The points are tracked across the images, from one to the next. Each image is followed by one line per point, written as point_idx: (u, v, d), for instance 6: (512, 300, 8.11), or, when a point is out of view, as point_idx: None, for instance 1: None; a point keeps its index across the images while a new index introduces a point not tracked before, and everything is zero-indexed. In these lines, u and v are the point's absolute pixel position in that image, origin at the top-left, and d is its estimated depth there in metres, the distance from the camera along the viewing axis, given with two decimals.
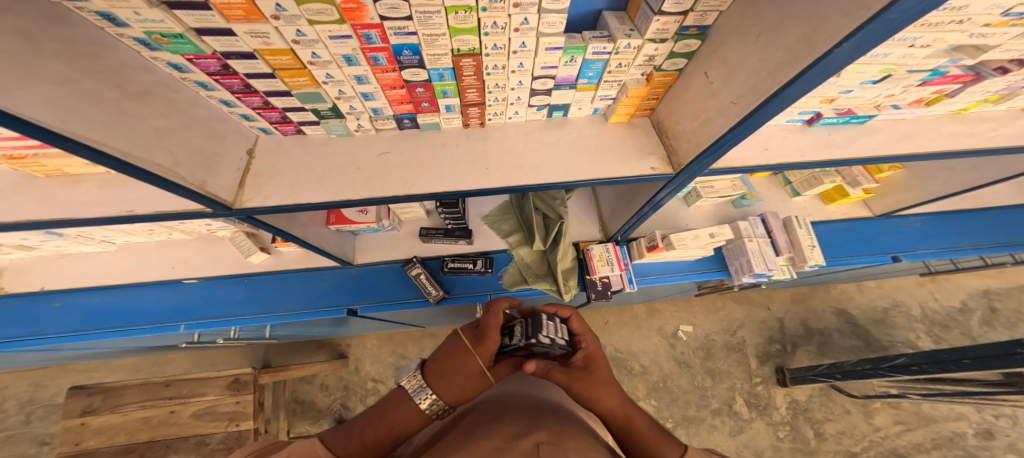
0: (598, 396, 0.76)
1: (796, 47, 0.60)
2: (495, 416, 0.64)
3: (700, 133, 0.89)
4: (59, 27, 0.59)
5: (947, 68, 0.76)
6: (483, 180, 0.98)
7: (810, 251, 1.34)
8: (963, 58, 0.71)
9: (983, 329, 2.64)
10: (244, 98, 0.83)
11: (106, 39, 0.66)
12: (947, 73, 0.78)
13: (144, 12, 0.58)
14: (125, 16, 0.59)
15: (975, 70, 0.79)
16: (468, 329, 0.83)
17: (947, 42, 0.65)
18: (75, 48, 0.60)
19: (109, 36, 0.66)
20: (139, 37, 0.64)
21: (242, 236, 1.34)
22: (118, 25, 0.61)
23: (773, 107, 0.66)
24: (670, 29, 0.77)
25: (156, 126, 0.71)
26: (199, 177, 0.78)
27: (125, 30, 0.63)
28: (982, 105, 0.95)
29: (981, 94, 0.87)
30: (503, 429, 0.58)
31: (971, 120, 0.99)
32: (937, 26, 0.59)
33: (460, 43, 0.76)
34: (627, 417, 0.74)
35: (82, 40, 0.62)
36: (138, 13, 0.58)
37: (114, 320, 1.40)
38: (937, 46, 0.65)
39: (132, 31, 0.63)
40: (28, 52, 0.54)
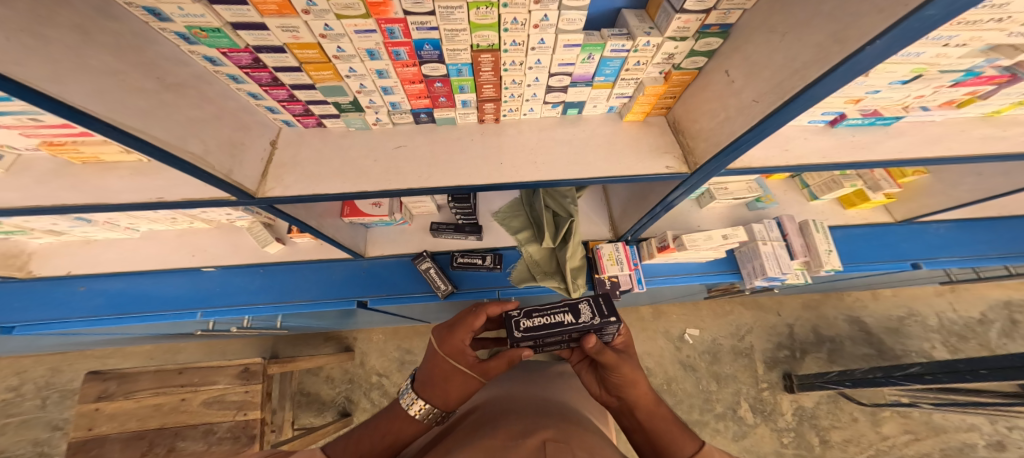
0: (637, 381, 0.73)
1: (825, 45, 0.60)
2: (501, 415, 0.64)
3: (719, 132, 0.88)
4: (106, 19, 0.61)
5: (981, 68, 0.74)
6: (498, 175, 0.99)
7: (826, 255, 1.33)
8: (1000, 58, 0.70)
9: (1002, 340, 2.59)
10: (271, 91, 0.84)
11: (150, 34, 0.67)
12: (981, 74, 0.76)
13: (187, 7, 0.59)
14: (169, 10, 0.60)
15: (1011, 70, 0.77)
16: (441, 327, 0.78)
17: (983, 42, 0.64)
18: (121, 41, 0.62)
19: (154, 30, 0.67)
20: (180, 32, 0.66)
21: (259, 226, 1.36)
22: (162, 19, 0.63)
23: (797, 106, 0.65)
24: (691, 27, 0.76)
25: (190, 116, 0.73)
26: (226, 165, 0.79)
27: (168, 25, 0.64)
28: (1015, 108, 0.93)
29: (1014, 97, 0.86)
30: (509, 428, 0.58)
31: (1004, 122, 0.97)
32: (974, 24, 0.59)
33: (480, 39, 0.76)
34: (654, 410, 0.70)
35: (128, 33, 0.63)
36: (182, 8, 0.60)
37: (132, 307, 1.42)
38: (972, 45, 0.65)
39: (175, 25, 0.64)
40: (79, 43, 0.56)
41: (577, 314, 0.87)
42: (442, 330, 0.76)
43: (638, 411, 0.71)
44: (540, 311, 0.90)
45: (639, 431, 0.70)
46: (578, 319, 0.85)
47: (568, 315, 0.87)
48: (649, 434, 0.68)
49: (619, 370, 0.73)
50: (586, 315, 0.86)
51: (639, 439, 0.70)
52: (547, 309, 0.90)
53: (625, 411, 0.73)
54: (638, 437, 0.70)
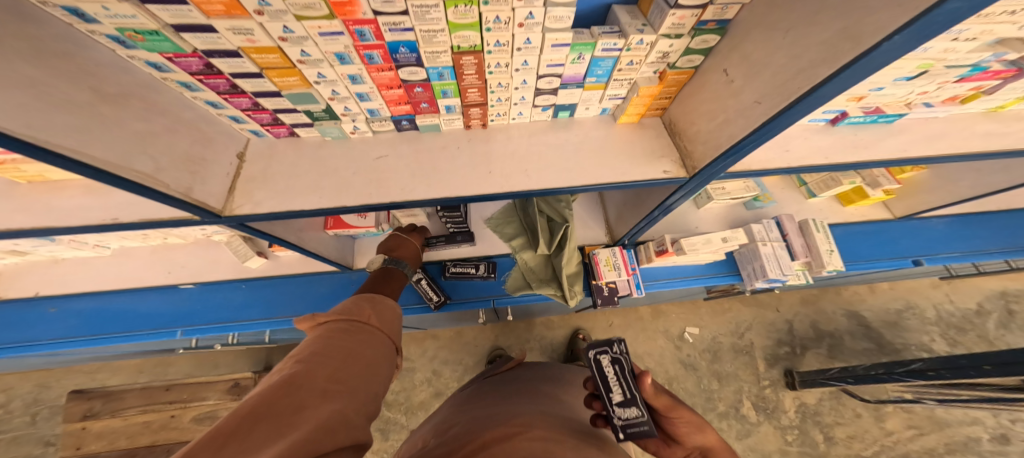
0: (707, 431, 0.77)
1: (834, 42, 0.55)
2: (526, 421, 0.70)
3: (718, 134, 0.83)
4: (26, 23, 0.55)
5: (989, 62, 0.70)
6: (486, 184, 0.94)
7: (828, 256, 1.29)
8: (1009, 52, 0.66)
9: (1000, 331, 2.57)
10: (232, 99, 0.79)
11: (79, 37, 0.61)
12: (988, 68, 0.72)
13: (112, 6, 0.54)
14: (93, 10, 0.55)
15: (1017, 64, 0.73)
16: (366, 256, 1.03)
17: (994, 34, 0.60)
18: (45, 47, 0.56)
19: (82, 33, 0.61)
20: (112, 34, 0.60)
21: (238, 240, 1.30)
22: (88, 20, 0.57)
23: (804, 107, 0.60)
24: (687, 23, 0.72)
25: (135, 129, 0.67)
26: (185, 183, 0.74)
27: (96, 27, 0.59)
28: (1021, 101, 0.89)
29: (1021, 90, 0.81)
30: (542, 434, 0.65)
31: (1007, 117, 0.93)
32: (988, 16, 0.55)
33: (461, 40, 0.71)
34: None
35: (52, 37, 0.58)
36: (107, 8, 0.54)
37: (109, 326, 1.37)
38: (984, 38, 0.61)
39: (104, 27, 0.59)
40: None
41: (625, 405, 0.80)
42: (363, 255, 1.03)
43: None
44: (622, 364, 0.84)
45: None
46: (617, 409, 0.80)
47: (617, 396, 0.81)
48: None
49: (685, 420, 0.78)
50: (624, 418, 0.78)
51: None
52: (627, 372, 0.83)
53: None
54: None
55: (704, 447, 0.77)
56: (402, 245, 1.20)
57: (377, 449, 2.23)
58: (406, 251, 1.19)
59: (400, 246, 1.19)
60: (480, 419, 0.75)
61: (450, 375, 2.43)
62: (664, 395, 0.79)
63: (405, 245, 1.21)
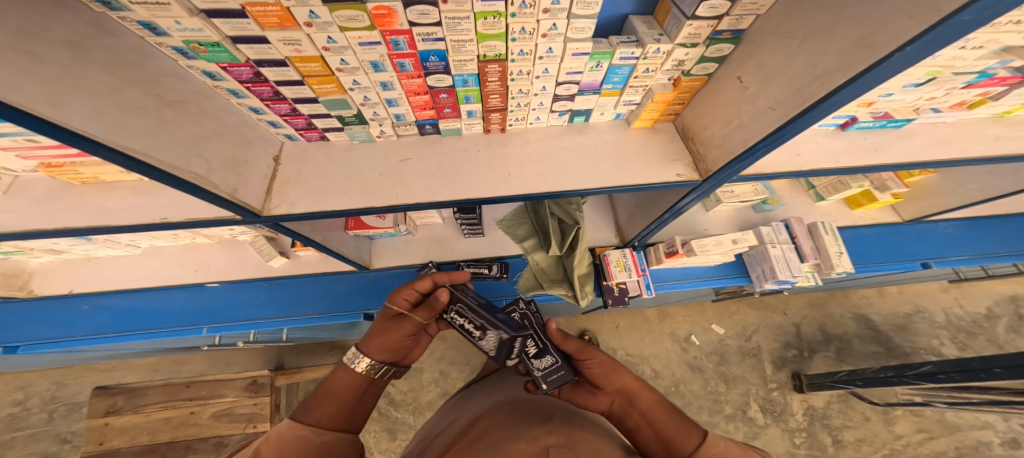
0: (622, 373, 0.78)
1: (849, 51, 0.58)
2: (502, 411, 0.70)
3: (732, 139, 0.87)
4: (103, 35, 0.60)
5: (996, 70, 0.73)
6: (506, 186, 0.98)
7: (837, 258, 1.31)
8: (1014, 59, 0.69)
9: (1010, 336, 2.56)
10: (272, 105, 0.84)
11: (146, 48, 0.66)
12: (994, 75, 0.75)
13: (184, 21, 0.59)
14: (165, 25, 0.59)
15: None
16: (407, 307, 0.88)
17: (1000, 43, 0.63)
18: (118, 58, 0.61)
19: (149, 45, 0.66)
20: (177, 46, 0.65)
21: (262, 240, 1.35)
22: (158, 33, 0.62)
23: (818, 112, 0.63)
24: (703, 33, 0.75)
25: (191, 134, 0.72)
26: (231, 184, 0.78)
27: (164, 39, 0.63)
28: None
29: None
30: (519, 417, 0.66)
31: (1014, 122, 0.95)
32: (994, 27, 0.58)
33: (487, 49, 0.75)
34: (651, 405, 0.73)
35: (125, 48, 0.63)
36: (179, 22, 0.59)
37: (138, 323, 1.43)
38: (989, 47, 0.63)
39: (172, 39, 0.63)
40: (74, 61, 0.55)
41: (539, 357, 0.88)
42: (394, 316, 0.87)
43: (637, 404, 0.74)
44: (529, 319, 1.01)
45: (645, 427, 0.72)
46: (532, 362, 0.88)
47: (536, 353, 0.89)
48: (657, 429, 0.70)
49: (597, 360, 0.80)
50: (538, 369, 0.86)
51: (646, 437, 0.71)
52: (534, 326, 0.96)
53: (626, 410, 0.74)
54: (644, 435, 0.72)
55: (624, 390, 0.76)
56: (393, 325, 0.86)
57: (385, 449, 2.26)
58: (388, 341, 0.83)
59: (387, 328, 0.85)
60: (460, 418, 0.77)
61: (459, 375, 2.46)
62: (574, 338, 0.84)
63: (396, 328, 0.85)
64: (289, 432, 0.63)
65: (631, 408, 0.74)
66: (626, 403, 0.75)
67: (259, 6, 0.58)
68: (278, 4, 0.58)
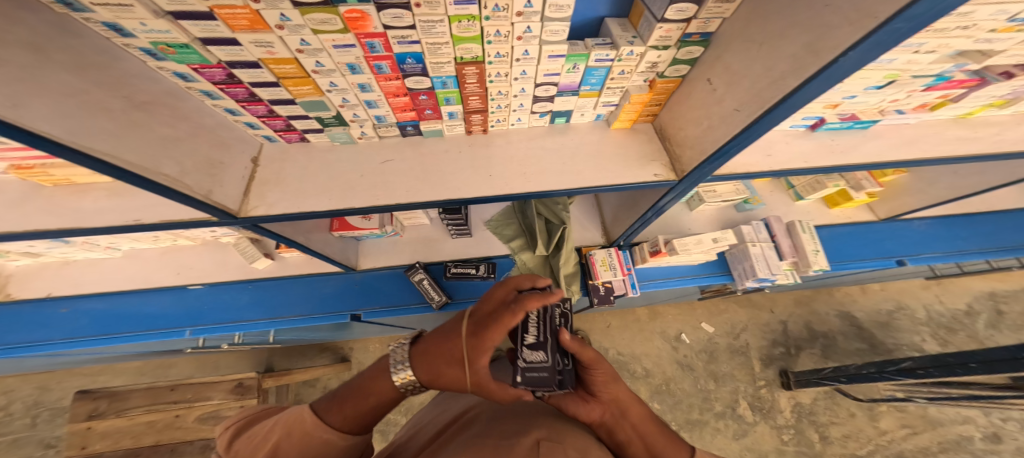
0: (620, 384, 0.75)
1: (800, 55, 0.60)
2: (491, 410, 0.66)
3: (705, 139, 0.88)
4: (67, 37, 0.60)
5: (953, 73, 0.75)
6: (487, 187, 0.99)
7: (815, 256, 1.34)
8: (968, 63, 0.70)
9: (989, 331, 2.62)
10: (248, 106, 0.84)
11: (114, 50, 0.67)
12: (952, 78, 0.77)
13: (151, 23, 0.59)
14: (132, 26, 0.60)
15: (980, 74, 0.78)
16: (472, 350, 0.60)
17: (951, 48, 0.65)
18: (83, 60, 0.61)
19: (117, 47, 0.67)
20: (146, 47, 0.65)
21: (246, 242, 1.35)
22: (125, 35, 0.62)
23: (775, 114, 0.65)
24: (673, 36, 0.76)
25: (161, 135, 0.72)
26: (206, 186, 0.79)
27: (131, 41, 0.64)
28: (989, 109, 0.95)
29: (986, 98, 0.87)
30: (501, 427, 0.60)
31: (977, 123, 0.98)
32: (942, 32, 0.59)
33: (463, 51, 0.76)
34: (641, 419, 0.72)
35: (91, 50, 0.63)
36: (146, 24, 0.59)
37: (119, 326, 1.41)
38: (942, 51, 0.65)
39: (139, 41, 0.64)
40: (36, 64, 0.55)
41: (533, 348, 0.79)
42: (456, 353, 0.62)
43: (629, 416, 0.71)
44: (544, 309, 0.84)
45: (636, 442, 0.69)
46: (524, 351, 0.80)
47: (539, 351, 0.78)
48: (648, 444, 0.68)
49: (600, 367, 0.75)
50: (526, 359, 0.78)
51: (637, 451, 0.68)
52: (545, 316, 0.83)
53: (618, 421, 0.71)
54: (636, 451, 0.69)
55: (618, 401, 0.73)
56: (455, 367, 0.61)
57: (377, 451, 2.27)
58: (449, 381, 0.62)
59: (449, 365, 0.62)
60: (450, 404, 0.76)
61: None
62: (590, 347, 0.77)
63: (456, 372, 0.61)
64: (316, 435, 0.61)
65: (623, 419, 0.72)
66: (618, 413, 0.72)
67: (228, 9, 0.58)
68: (247, 7, 0.58)
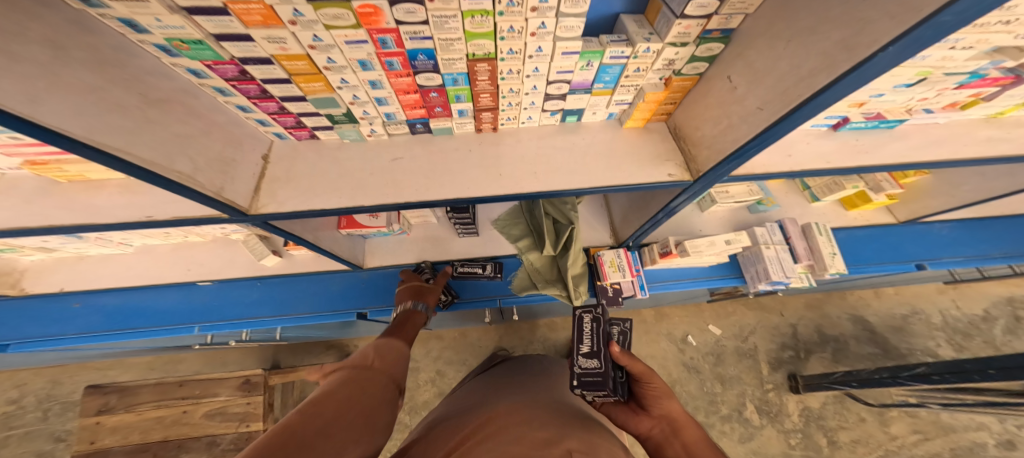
0: (672, 401, 0.85)
1: (833, 51, 0.57)
2: (524, 420, 0.70)
3: (723, 139, 0.86)
4: (84, 33, 0.59)
5: (987, 70, 0.72)
6: (497, 186, 0.98)
7: (831, 259, 1.31)
8: (1006, 59, 0.67)
9: (1006, 337, 2.56)
10: (260, 103, 0.83)
11: (130, 47, 0.65)
12: (986, 76, 0.74)
13: (165, 18, 0.58)
14: (146, 22, 0.58)
15: (1015, 72, 0.75)
16: None
17: (990, 44, 0.62)
18: (100, 56, 0.60)
19: (133, 43, 0.66)
20: (160, 44, 0.64)
21: (255, 239, 1.34)
22: (140, 31, 0.61)
23: (802, 114, 0.63)
24: (692, 32, 0.74)
25: (176, 132, 0.71)
26: (217, 183, 0.78)
27: (145, 37, 0.63)
28: (1020, 108, 0.91)
29: (1019, 97, 0.84)
30: (535, 435, 0.64)
31: (1007, 124, 0.95)
32: (982, 27, 0.56)
33: (476, 48, 0.75)
34: (694, 439, 0.78)
35: (108, 47, 0.62)
36: (160, 20, 0.58)
37: (130, 322, 1.42)
38: (980, 47, 0.62)
39: (153, 37, 0.63)
40: (54, 61, 0.54)
41: (588, 357, 0.97)
42: None
43: (681, 435, 0.78)
44: (599, 324, 1.01)
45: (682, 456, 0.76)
46: (580, 359, 0.97)
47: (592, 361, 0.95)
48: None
49: (654, 382, 0.87)
50: (582, 367, 0.95)
51: None
52: (598, 331, 1.00)
53: (668, 436, 0.79)
54: None
55: (668, 417, 0.82)
56: None
57: None
58: None
59: None
60: (473, 410, 0.80)
61: (456, 374, 2.47)
62: (640, 362, 0.90)
63: None
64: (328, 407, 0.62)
65: (674, 435, 0.79)
66: (669, 430, 0.80)
67: (242, 4, 0.57)
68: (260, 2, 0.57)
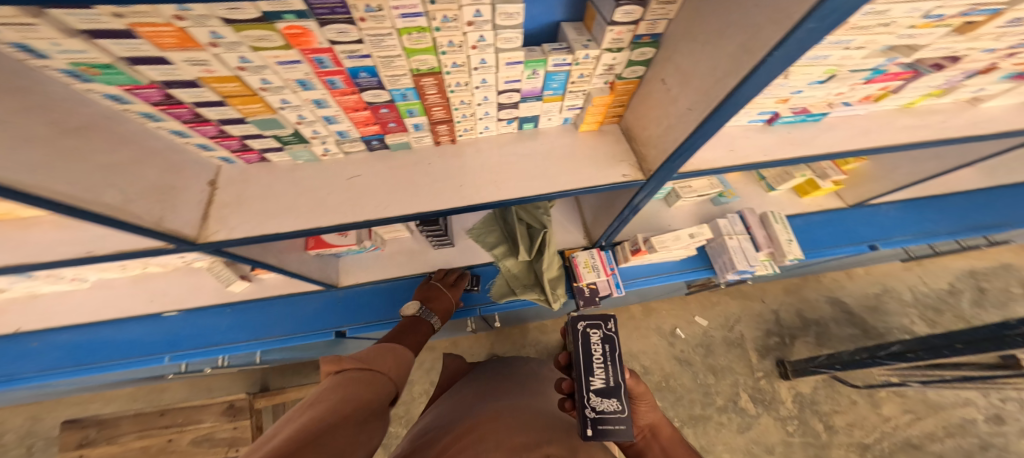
0: (654, 411, 0.95)
1: (736, 55, 0.59)
2: (509, 426, 0.80)
3: (666, 139, 0.88)
4: None
5: (887, 66, 0.75)
6: (458, 198, 0.99)
7: (788, 245, 1.33)
8: (898, 58, 0.70)
9: (974, 310, 2.61)
10: (196, 127, 0.82)
11: (31, 72, 0.61)
12: (888, 71, 0.78)
13: (63, 42, 0.54)
14: (43, 46, 0.54)
15: (914, 66, 0.79)
16: None
17: (878, 44, 0.64)
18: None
19: (32, 68, 0.61)
20: (65, 68, 0.61)
21: (219, 266, 1.30)
22: (39, 55, 0.57)
23: (724, 113, 0.64)
24: (624, 38, 0.77)
25: (102, 162, 0.68)
26: (157, 213, 0.76)
27: (48, 62, 0.59)
28: (928, 98, 0.97)
29: (925, 88, 0.89)
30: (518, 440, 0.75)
31: (920, 113, 1.00)
32: (865, 29, 0.59)
33: (419, 63, 0.77)
34: (669, 440, 0.93)
35: (6, 73, 0.57)
36: (58, 44, 0.54)
37: (93, 356, 1.39)
38: (870, 47, 0.65)
39: (57, 62, 0.59)
40: None
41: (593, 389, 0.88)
42: None
43: (660, 438, 0.92)
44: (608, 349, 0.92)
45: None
46: (593, 399, 0.87)
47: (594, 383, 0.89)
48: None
49: (647, 400, 0.94)
50: (598, 411, 0.85)
51: None
52: (610, 356, 0.91)
53: (649, 441, 0.92)
54: None
55: (651, 424, 0.94)
56: None
57: None
58: None
59: None
60: (454, 417, 0.90)
61: None
62: (640, 384, 0.93)
63: None
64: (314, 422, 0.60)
65: (655, 439, 0.92)
66: (650, 435, 0.93)
67: (150, 27, 0.54)
68: (170, 25, 0.54)
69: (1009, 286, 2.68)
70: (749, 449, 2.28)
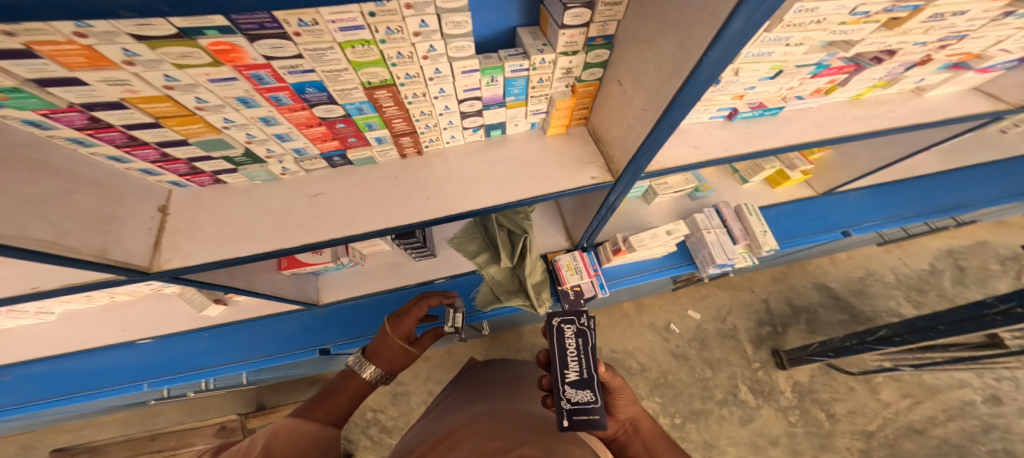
0: (634, 405, 0.94)
1: (677, 55, 0.58)
2: (482, 431, 0.72)
3: (627, 140, 0.87)
4: None
5: (829, 60, 0.77)
6: (423, 210, 0.98)
7: (763, 236, 1.31)
8: (838, 52, 0.72)
9: (956, 288, 2.60)
10: (134, 151, 0.80)
11: None
12: (830, 66, 0.80)
13: None
14: None
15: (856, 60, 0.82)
16: None
17: (815, 40, 0.64)
18: None
19: None
20: None
21: (191, 291, 1.28)
22: None
23: (674, 113, 0.64)
24: (578, 41, 0.76)
25: (30, 193, 0.64)
26: (99, 243, 0.73)
27: None
28: (873, 90, 1.01)
29: (869, 81, 0.91)
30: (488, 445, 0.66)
31: (867, 104, 1.04)
32: (800, 26, 0.59)
33: (369, 76, 0.75)
34: (651, 435, 0.93)
35: None
36: None
37: (66, 387, 1.37)
38: (808, 44, 0.65)
39: None
40: None
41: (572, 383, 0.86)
42: None
43: (641, 433, 0.93)
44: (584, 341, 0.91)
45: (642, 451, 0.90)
46: (567, 391, 0.84)
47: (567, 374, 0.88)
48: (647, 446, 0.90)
49: (625, 393, 0.91)
50: (573, 401, 0.82)
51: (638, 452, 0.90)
52: (585, 350, 0.90)
53: (630, 437, 0.93)
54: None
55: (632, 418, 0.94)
56: None
57: None
58: None
59: None
60: (431, 429, 0.83)
61: None
62: (619, 377, 0.91)
63: None
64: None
65: (635, 434, 0.93)
66: (630, 430, 0.94)
67: (51, 45, 0.51)
68: (73, 42, 0.52)
69: (986, 263, 2.68)
70: (752, 442, 2.25)
